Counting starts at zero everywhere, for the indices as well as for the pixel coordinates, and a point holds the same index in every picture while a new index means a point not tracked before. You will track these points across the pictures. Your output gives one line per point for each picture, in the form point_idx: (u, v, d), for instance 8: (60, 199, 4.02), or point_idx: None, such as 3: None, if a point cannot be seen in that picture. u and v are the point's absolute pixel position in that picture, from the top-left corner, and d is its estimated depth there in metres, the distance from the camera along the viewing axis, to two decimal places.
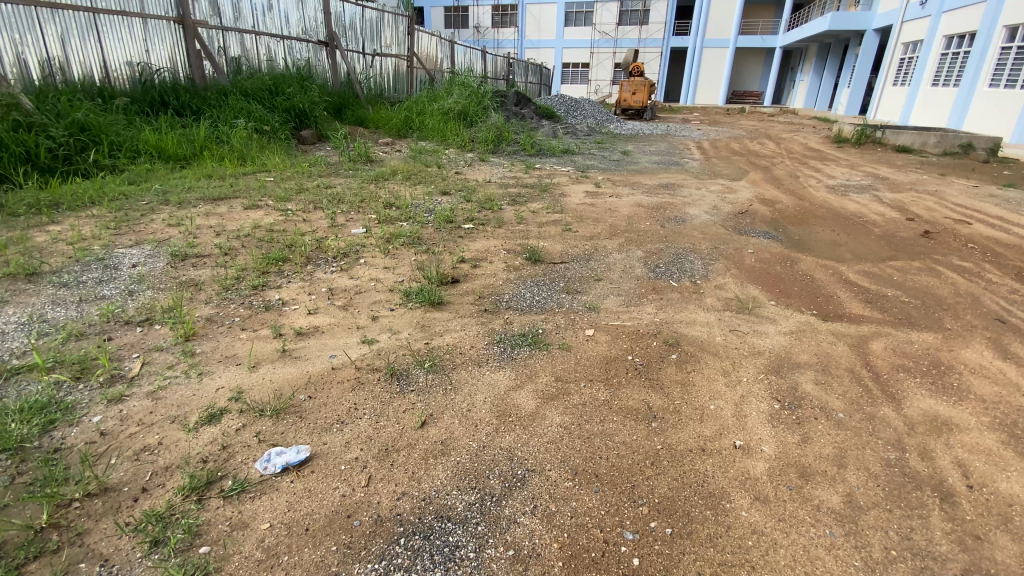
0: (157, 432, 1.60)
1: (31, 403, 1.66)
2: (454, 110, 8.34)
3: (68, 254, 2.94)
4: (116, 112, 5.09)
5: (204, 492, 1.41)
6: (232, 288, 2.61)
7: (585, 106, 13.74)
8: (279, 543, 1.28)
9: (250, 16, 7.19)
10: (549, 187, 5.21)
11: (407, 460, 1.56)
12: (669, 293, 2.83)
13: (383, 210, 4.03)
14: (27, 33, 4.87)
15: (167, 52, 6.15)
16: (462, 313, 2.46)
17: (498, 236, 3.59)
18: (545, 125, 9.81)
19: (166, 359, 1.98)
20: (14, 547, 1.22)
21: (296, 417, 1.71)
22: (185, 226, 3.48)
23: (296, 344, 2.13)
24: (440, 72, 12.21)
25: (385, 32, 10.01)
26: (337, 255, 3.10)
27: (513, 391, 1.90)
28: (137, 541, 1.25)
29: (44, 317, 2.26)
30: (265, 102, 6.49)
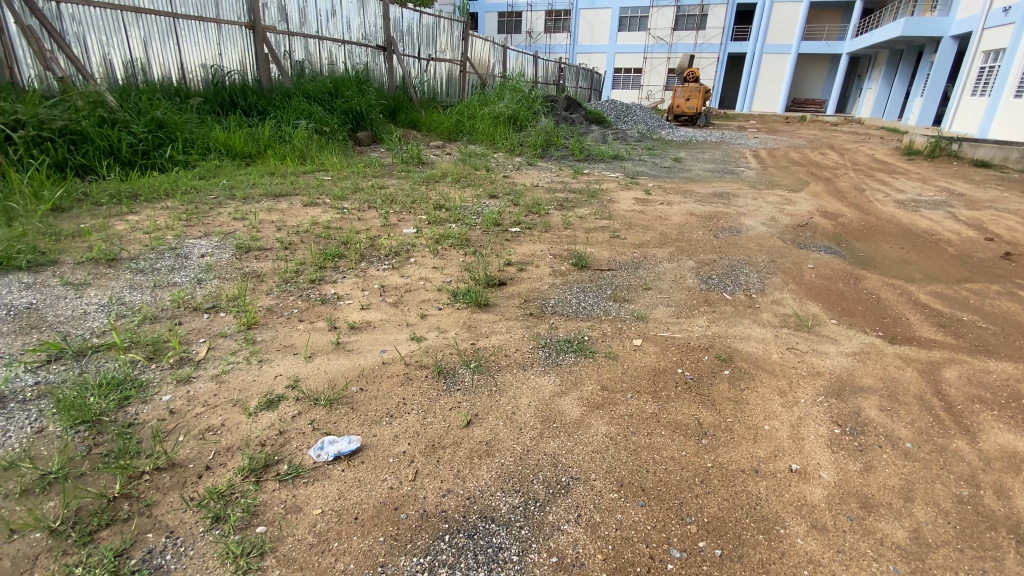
0: (220, 413, 1.69)
1: (109, 379, 1.79)
2: (505, 114, 8.44)
3: (145, 243, 3.16)
4: (190, 111, 5.43)
5: (262, 474, 1.47)
6: (290, 281, 2.72)
7: (636, 112, 13.57)
8: (330, 529, 1.32)
9: (314, 21, 7.53)
10: (598, 192, 5.16)
11: (452, 457, 1.58)
12: (723, 306, 2.74)
13: (433, 211, 4.11)
14: (115, 36, 5.28)
15: (238, 55, 6.53)
16: (508, 316, 2.47)
17: (546, 241, 3.58)
18: (595, 130, 9.75)
19: (230, 346, 2.09)
20: (89, 513, 1.32)
21: (348, 408, 1.77)
22: (250, 220, 3.67)
23: (349, 337, 2.20)
24: (492, 77, 12.38)
25: (440, 37, 10.26)
26: (388, 254, 3.19)
27: (559, 396, 1.89)
28: (200, 516, 1.32)
29: (123, 299, 2.43)
30: (325, 104, 6.77)
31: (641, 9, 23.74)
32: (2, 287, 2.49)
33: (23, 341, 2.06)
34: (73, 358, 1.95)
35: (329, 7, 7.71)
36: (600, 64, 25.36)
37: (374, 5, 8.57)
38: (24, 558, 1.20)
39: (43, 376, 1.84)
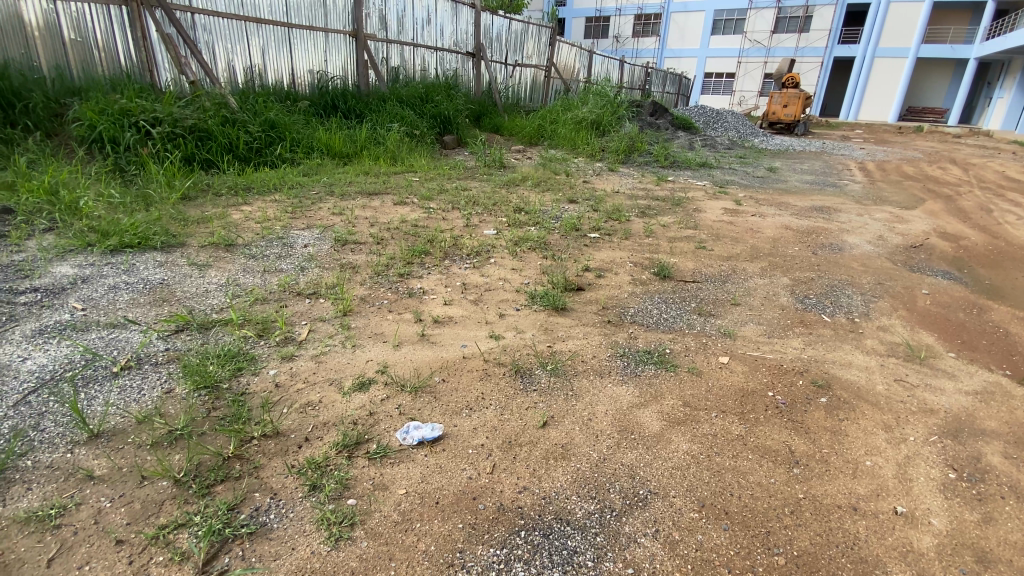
0: (319, 391, 1.83)
1: (226, 351, 2.00)
2: (588, 119, 8.39)
3: (256, 231, 3.49)
4: (298, 114, 5.92)
5: (353, 450, 1.58)
6: (381, 273, 2.89)
7: (727, 118, 12.95)
8: (413, 510, 1.39)
9: (411, 29, 7.94)
10: (683, 201, 4.99)
11: (529, 456, 1.60)
12: (820, 328, 2.55)
13: (514, 214, 4.18)
14: (239, 44, 5.86)
15: (340, 62, 7.03)
16: (586, 322, 2.45)
17: (626, 248, 3.52)
18: (681, 137, 9.42)
19: (327, 330, 2.25)
20: (208, 469, 1.48)
21: (431, 397, 1.85)
22: (346, 215, 3.94)
23: (433, 331, 2.30)
24: (577, 82, 12.38)
25: (528, 44, 10.44)
26: (470, 253, 3.28)
27: (637, 408, 1.85)
28: (299, 482, 1.44)
29: (238, 281, 2.70)
30: (416, 108, 7.11)
31: (738, 11, 22.67)
32: (142, 264, 2.85)
33: (157, 311, 2.36)
34: (197, 330, 2.20)
35: (425, 16, 8.10)
36: (689, 69, 24.53)
37: (467, 13, 8.91)
38: (152, 502, 1.37)
39: (172, 344, 2.09)
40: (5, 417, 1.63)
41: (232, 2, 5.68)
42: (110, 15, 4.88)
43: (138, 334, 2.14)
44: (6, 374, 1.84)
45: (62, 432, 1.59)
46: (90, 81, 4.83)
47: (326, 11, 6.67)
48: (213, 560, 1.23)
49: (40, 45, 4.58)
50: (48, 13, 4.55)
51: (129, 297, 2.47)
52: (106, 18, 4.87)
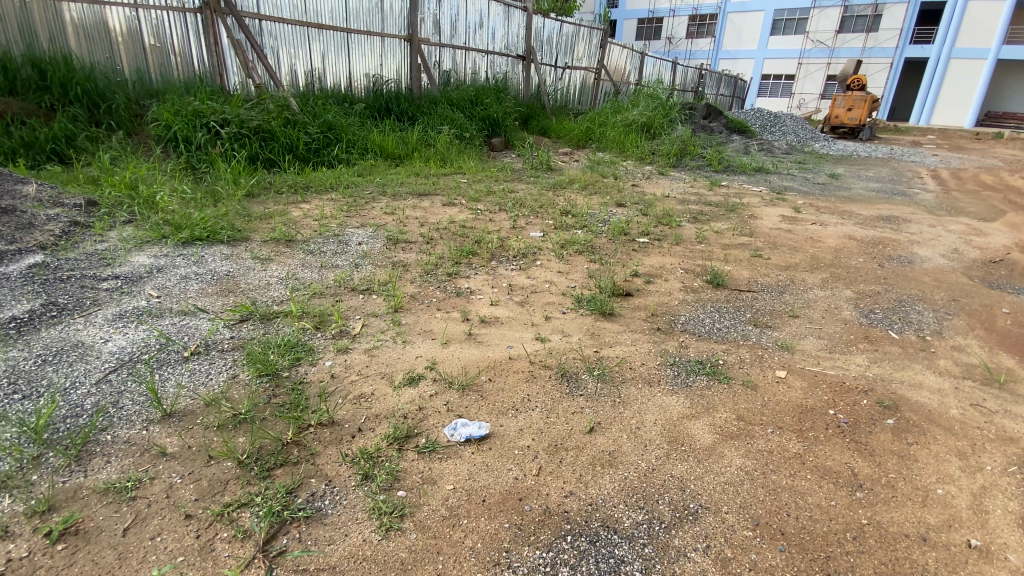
0: (372, 383, 1.89)
1: (285, 341, 2.10)
2: (639, 122, 8.25)
3: (314, 228, 3.64)
4: (354, 116, 6.13)
5: (403, 443, 1.62)
6: (430, 272, 2.96)
7: (785, 122, 12.42)
8: (460, 506, 1.41)
9: (463, 33, 8.08)
10: (737, 207, 4.82)
11: (575, 460, 1.59)
12: (887, 345, 2.41)
13: (561, 217, 4.17)
14: (301, 49, 6.14)
15: (395, 65, 7.24)
16: (634, 328, 2.41)
17: (677, 254, 3.44)
18: (736, 140, 9.11)
19: (379, 325, 2.32)
20: (269, 452, 1.55)
21: (478, 395, 1.87)
22: (397, 215, 4.05)
23: (480, 330, 2.32)
24: (627, 84, 12.22)
25: (579, 46, 10.41)
26: (517, 255, 3.30)
27: (687, 419, 1.80)
28: (352, 471, 1.50)
29: (297, 275, 2.83)
30: (466, 111, 7.23)
31: (799, 10, 21.73)
32: (210, 256, 3.03)
33: (223, 301, 2.50)
34: (259, 320, 2.32)
35: (478, 20, 8.23)
36: (746, 71, 23.72)
37: (518, 17, 8.98)
38: (218, 481, 1.45)
39: (237, 332, 2.21)
40: (88, 393, 1.78)
41: (297, 10, 5.97)
42: (186, 22, 5.23)
43: (206, 322, 2.28)
44: (91, 354, 2.00)
45: (138, 410, 1.71)
46: (166, 84, 5.19)
47: (383, 17, 6.89)
48: (272, 540, 1.29)
49: (123, 50, 4.97)
50: (131, 21, 4.92)
51: (199, 287, 2.64)
52: (182, 25, 5.21)
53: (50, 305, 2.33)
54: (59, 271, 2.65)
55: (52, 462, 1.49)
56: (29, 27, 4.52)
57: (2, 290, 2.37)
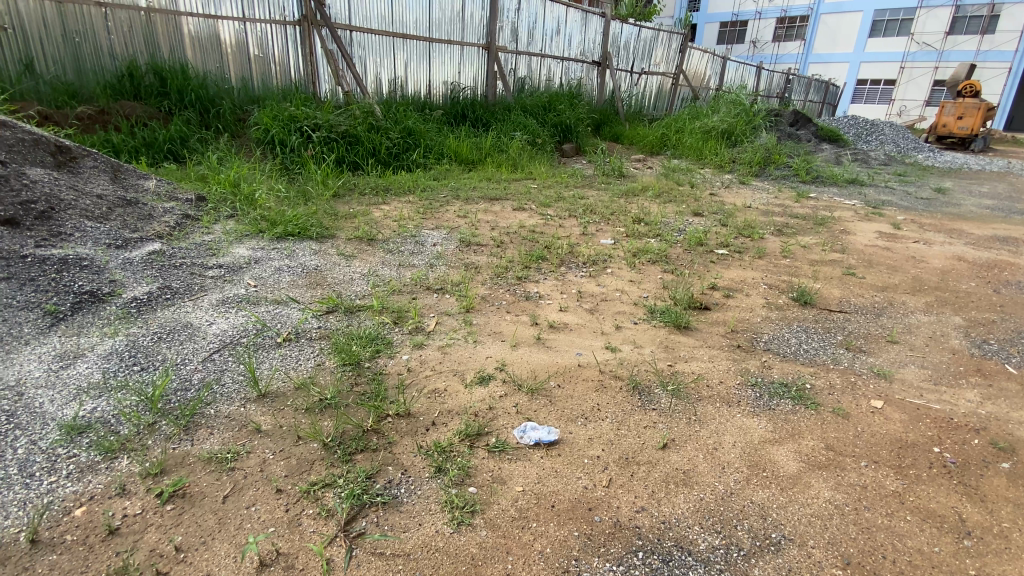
0: (445, 380, 1.95)
1: (366, 334, 2.22)
2: (719, 128, 7.93)
3: (393, 229, 3.80)
4: (432, 122, 6.37)
5: (475, 441, 1.66)
6: (501, 275, 3.00)
7: (884, 131, 11.45)
8: (529, 509, 1.42)
9: (540, 40, 8.19)
10: (827, 220, 4.50)
11: (647, 475, 1.55)
12: (1004, 381, 2.15)
13: (633, 225, 4.08)
14: (386, 58, 6.47)
15: (472, 73, 7.46)
16: (711, 343, 2.31)
17: (758, 268, 3.26)
18: (826, 149, 8.51)
19: (452, 324, 2.39)
20: (350, 437, 1.64)
21: (547, 400, 1.87)
22: (470, 218, 4.14)
23: (550, 335, 2.32)
24: (707, 90, 11.79)
25: (657, 51, 10.23)
26: (587, 262, 3.27)
27: (769, 444, 1.71)
28: (426, 463, 1.55)
29: (378, 273, 2.97)
30: (539, 117, 7.30)
31: (904, 9, 20.00)
32: (301, 251, 3.26)
33: (312, 293, 2.68)
34: (344, 312, 2.46)
35: (555, 27, 8.31)
36: (839, 75, 22.13)
37: (596, 23, 8.96)
38: (306, 460, 1.55)
39: (324, 323, 2.36)
40: (196, 369, 1.97)
41: (384, 21, 6.31)
42: (286, 34, 5.68)
43: (297, 312, 2.45)
44: (198, 334, 2.21)
45: (238, 388, 1.87)
46: (265, 91, 5.65)
47: (464, 26, 7.12)
48: (353, 522, 1.37)
49: (231, 60, 5.47)
50: (240, 34, 5.41)
51: (290, 278, 2.84)
52: (283, 38, 5.67)
53: (164, 288, 2.59)
54: (173, 258, 2.94)
55: (165, 430, 1.66)
56: (153, 39, 5.04)
57: (127, 273, 2.68)
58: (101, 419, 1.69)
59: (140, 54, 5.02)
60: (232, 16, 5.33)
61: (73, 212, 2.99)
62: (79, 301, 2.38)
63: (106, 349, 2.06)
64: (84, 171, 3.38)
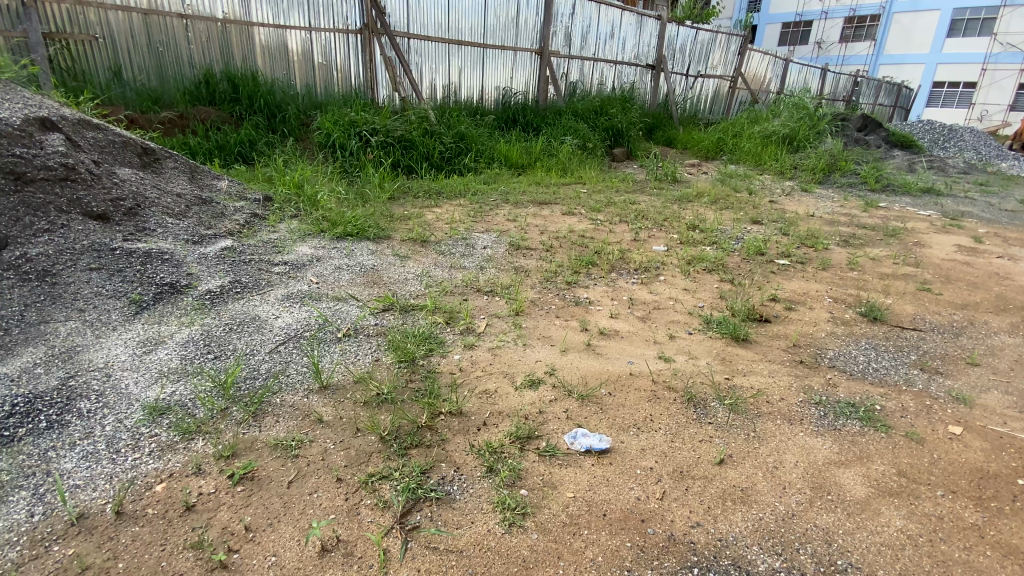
0: (496, 381, 1.97)
1: (419, 333, 2.28)
2: (780, 133, 7.60)
3: (445, 231, 3.88)
4: (484, 127, 6.46)
5: (525, 444, 1.67)
6: (550, 280, 3.01)
7: (964, 137, 10.64)
8: (580, 516, 1.41)
9: (593, 44, 8.18)
10: (899, 232, 4.23)
11: (702, 490, 1.51)
12: None
13: (687, 232, 3.98)
14: (442, 64, 6.63)
15: (524, 78, 7.54)
16: (771, 357, 2.22)
17: (822, 281, 3.11)
18: (899, 155, 7.99)
19: (502, 326, 2.41)
20: (406, 433, 1.70)
21: (598, 407, 1.86)
22: (519, 222, 4.17)
23: (600, 342, 2.30)
24: (767, 93, 11.34)
25: (714, 53, 9.97)
26: (639, 268, 3.22)
27: (834, 466, 1.62)
28: (478, 462, 1.58)
29: (431, 273, 3.05)
30: (590, 121, 7.26)
31: (986, 8, 18.64)
32: (359, 251, 3.39)
33: (370, 291, 2.78)
34: (399, 311, 2.54)
35: (609, 30, 8.28)
36: (913, 78, 20.74)
37: (651, 26, 8.84)
38: (364, 452, 1.61)
39: (382, 320, 2.45)
40: (264, 359, 2.09)
41: (441, 28, 6.47)
42: (349, 42, 5.94)
43: (356, 309, 2.55)
44: (265, 327, 2.34)
45: (302, 379, 1.97)
46: (328, 97, 5.92)
47: (517, 31, 7.21)
48: (408, 515, 1.41)
49: (297, 67, 5.77)
50: (306, 43, 5.71)
51: (349, 277, 2.96)
52: (345, 46, 5.93)
53: (235, 282, 2.76)
54: (243, 254, 3.13)
55: (236, 416, 1.77)
56: (229, 49, 5.38)
57: (202, 267, 2.87)
58: (180, 401, 1.82)
59: (217, 63, 5.37)
60: (300, 26, 5.62)
61: (157, 210, 3.23)
62: (160, 291, 2.57)
63: (183, 337, 2.22)
64: (165, 171, 3.65)
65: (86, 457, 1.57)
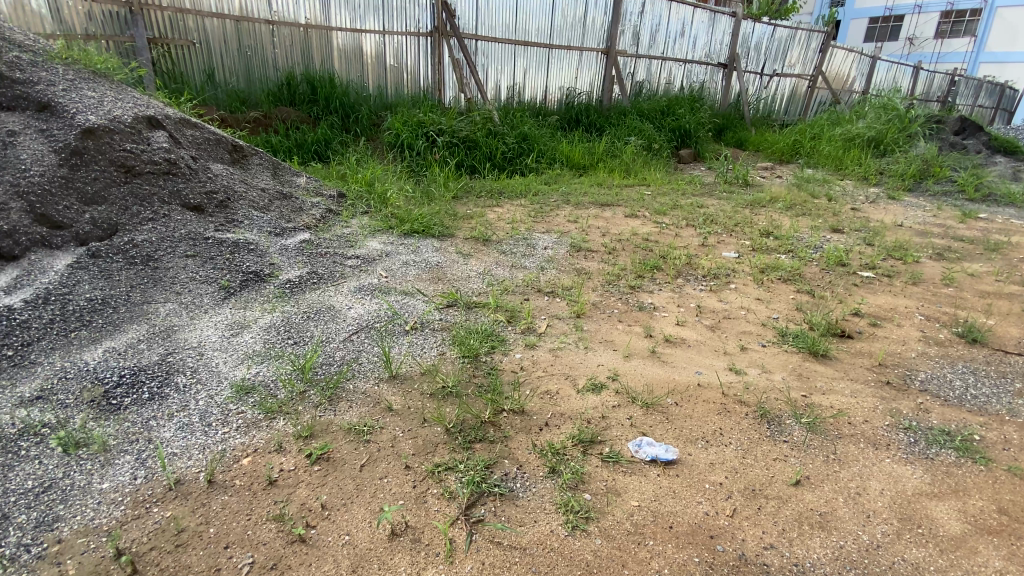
0: (558, 383, 1.97)
1: (481, 330, 2.32)
2: (865, 136, 7.09)
3: (506, 230, 3.92)
4: (547, 128, 6.47)
5: (588, 448, 1.66)
6: (613, 283, 2.97)
7: None
8: (645, 526, 1.39)
9: (662, 43, 7.99)
10: (1003, 246, 3.84)
11: (776, 511, 1.44)
12: None
13: (760, 238, 3.80)
14: (508, 65, 6.70)
15: (589, 78, 7.48)
16: (853, 376, 2.08)
17: (912, 296, 2.88)
18: (1004, 161, 7.24)
19: (563, 328, 2.41)
20: (470, 427, 1.73)
21: (663, 416, 1.81)
22: (581, 224, 4.14)
23: (666, 350, 2.24)
24: (850, 93, 10.62)
25: (793, 51, 9.45)
26: (707, 275, 3.11)
27: (925, 497, 1.50)
28: (541, 462, 1.59)
29: (492, 272, 3.09)
30: (656, 122, 7.10)
31: None
32: (425, 247, 3.49)
33: (435, 287, 2.86)
34: (463, 307, 2.59)
35: (679, 29, 8.06)
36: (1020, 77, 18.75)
37: (725, 23, 8.51)
38: (431, 442, 1.67)
39: (446, 316, 2.51)
40: (338, 347, 2.20)
41: (509, 30, 6.54)
42: (419, 45, 6.13)
43: (422, 303, 2.63)
44: (339, 316, 2.47)
45: (373, 368, 2.06)
46: (398, 97, 6.13)
47: (584, 31, 7.16)
48: (472, 507, 1.44)
49: (371, 69, 6.02)
50: (379, 46, 5.95)
51: (416, 272, 3.05)
52: (416, 49, 6.13)
53: (312, 273, 2.93)
54: (320, 247, 3.31)
55: (313, 399, 1.87)
56: (310, 52, 5.70)
57: (284, 257, 3.06)
58: (264, 382, 1.96)
59: (299, 65, 5.70)
60: (375, 29, 5.87)
61: (244, 203, 3.47)
62: (246, 279, 2.77)
63: (266, 322, 2.38)
64: (252, 167, 3.91)
65: (182, 428, 1.72)
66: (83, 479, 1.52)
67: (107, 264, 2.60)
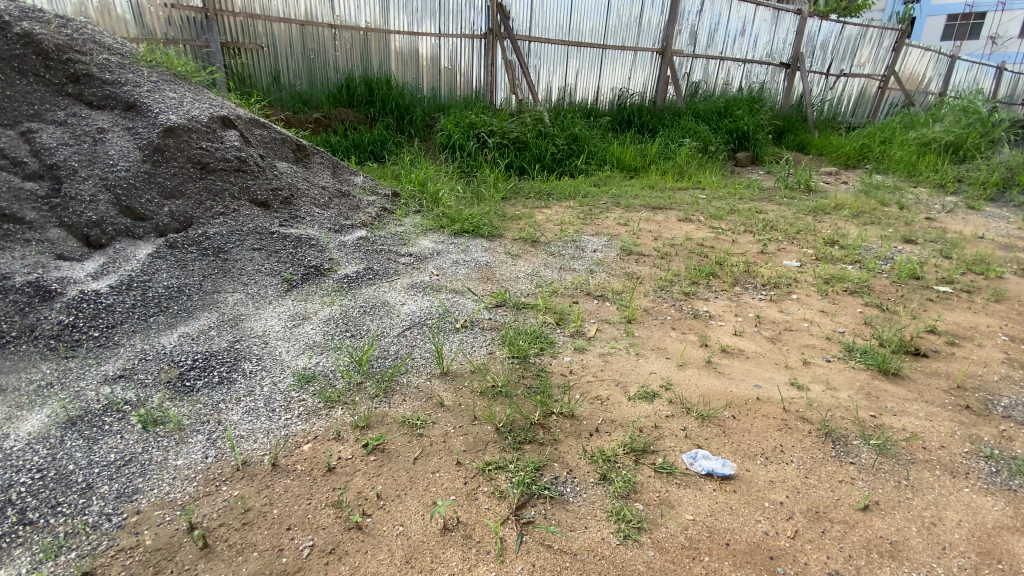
0: (609, 389, 1.95)
1: (530, 331, 2.32)
2: (943, 140, 6.61)
3: (555, 232, 3.91)
4: (598, 129, 6.41)
5: (640, 457, 1.63)
6: (665, 289, 2.91)
7: None
8: (700, 540, 1.36)
9: (721, 42, 7.74)
10: None
11: (842, 536, 1.37)
12: None
13: (824, 247, 3.62)
14: (560, 66, 6.69)
15: (643, 79, 7.35)
16: (929, 397, 1.94)
17: (995, 315, 2.66)
18: None
19: (614, 333, 2.38)
20: (520, 428, 1.74)
21: (719, 429, 1.76)
22: (632, 227, 4.08)
23: (722, 360, 2.17)
24: (925, 94, 9.95)
25: (863, 49, 8.94)
26: (766, 284, 2.99)
27: (1010, 533, 1.39)
28: (592, 468, 1.58)
29: (541, 274, 3.09)
30: (711, 123, 6.90)
31: None
32: (475, 247, 3.53)
33: (485, 286, 2.89)
34: (512, 308, 2.61)
35: (740, 27, 7.79)
36: None
37: (789, 21, 8.16)
38: (482, 440, 1.69)
39: (495, 315, 2.54)
40: (392, 342, 2.27)
41: (562, 31, 6.53)
42: (474, 47, 6.22)
43: (473, 302, 2.66)
44: (393, 312, 2.54)
45: (425, 363, 2.11)
46: (451, 99, 6.24)
47: (639, 31, 7.05)
48: (523, 508, 1.45)
49: (426, 71, 6.16)
50: (435, 48, 6.07)
51: (466, 272, 3.09)
52: (470, 51, 6.22)
53: (368, 269, 3.02)
54: (375, 244, 3.41)
55: (369, 391, 1.94)
56: (369, 55, 5.89)
57: (342, 253, 3.18)
58: (323, 372, 2.05)
59: (358, 68, 5.90)
60: (432, 32, 6.00)
61: (307, 200, 3.63)
62: (307, 272, 2.90)
63: (325, 315, 2.48)
64: (314, 166, 4.08)
65: (248, 412, 1.82)
66: (160, 454, 1.64)
67: (183, 254, 2.78)
